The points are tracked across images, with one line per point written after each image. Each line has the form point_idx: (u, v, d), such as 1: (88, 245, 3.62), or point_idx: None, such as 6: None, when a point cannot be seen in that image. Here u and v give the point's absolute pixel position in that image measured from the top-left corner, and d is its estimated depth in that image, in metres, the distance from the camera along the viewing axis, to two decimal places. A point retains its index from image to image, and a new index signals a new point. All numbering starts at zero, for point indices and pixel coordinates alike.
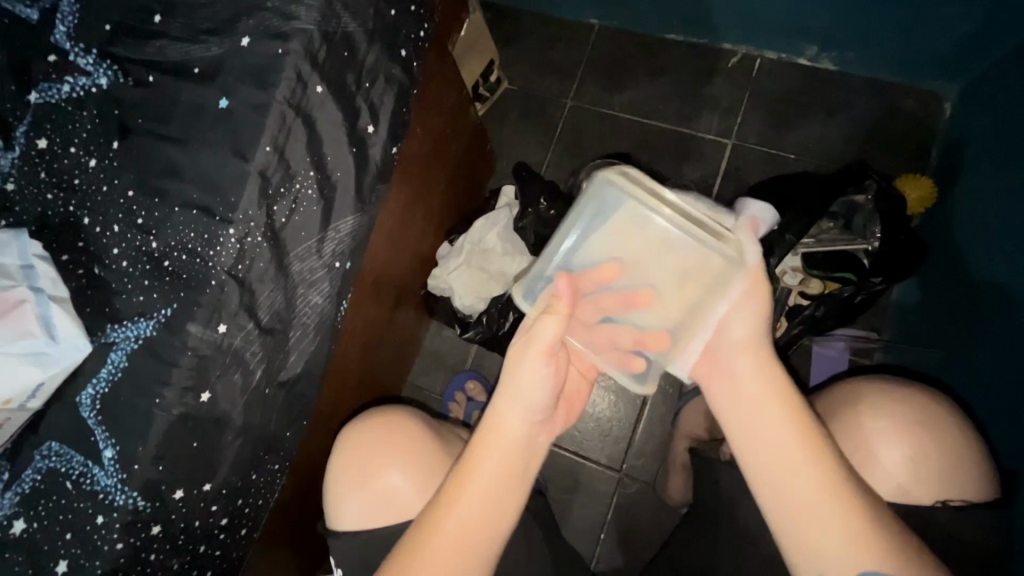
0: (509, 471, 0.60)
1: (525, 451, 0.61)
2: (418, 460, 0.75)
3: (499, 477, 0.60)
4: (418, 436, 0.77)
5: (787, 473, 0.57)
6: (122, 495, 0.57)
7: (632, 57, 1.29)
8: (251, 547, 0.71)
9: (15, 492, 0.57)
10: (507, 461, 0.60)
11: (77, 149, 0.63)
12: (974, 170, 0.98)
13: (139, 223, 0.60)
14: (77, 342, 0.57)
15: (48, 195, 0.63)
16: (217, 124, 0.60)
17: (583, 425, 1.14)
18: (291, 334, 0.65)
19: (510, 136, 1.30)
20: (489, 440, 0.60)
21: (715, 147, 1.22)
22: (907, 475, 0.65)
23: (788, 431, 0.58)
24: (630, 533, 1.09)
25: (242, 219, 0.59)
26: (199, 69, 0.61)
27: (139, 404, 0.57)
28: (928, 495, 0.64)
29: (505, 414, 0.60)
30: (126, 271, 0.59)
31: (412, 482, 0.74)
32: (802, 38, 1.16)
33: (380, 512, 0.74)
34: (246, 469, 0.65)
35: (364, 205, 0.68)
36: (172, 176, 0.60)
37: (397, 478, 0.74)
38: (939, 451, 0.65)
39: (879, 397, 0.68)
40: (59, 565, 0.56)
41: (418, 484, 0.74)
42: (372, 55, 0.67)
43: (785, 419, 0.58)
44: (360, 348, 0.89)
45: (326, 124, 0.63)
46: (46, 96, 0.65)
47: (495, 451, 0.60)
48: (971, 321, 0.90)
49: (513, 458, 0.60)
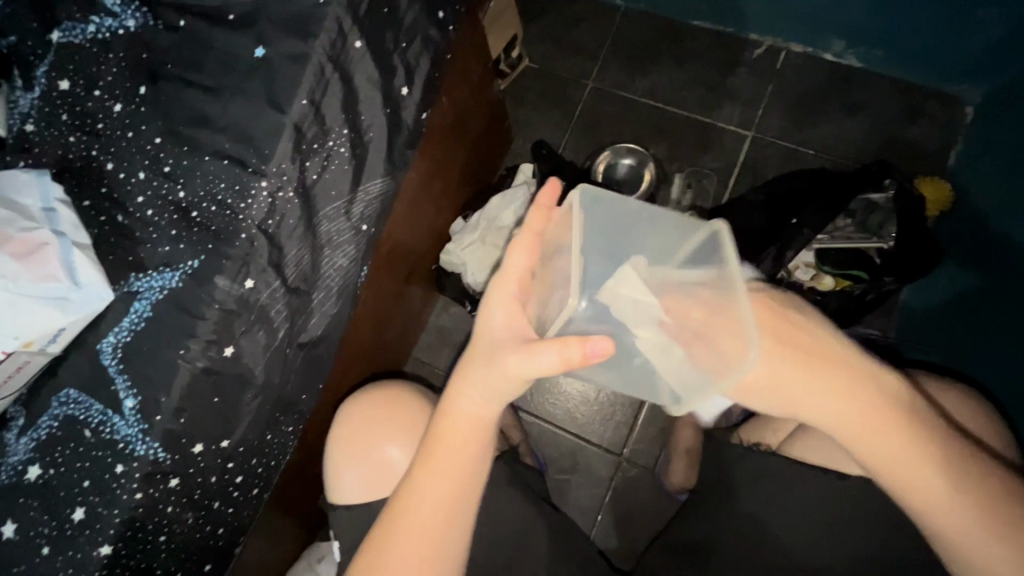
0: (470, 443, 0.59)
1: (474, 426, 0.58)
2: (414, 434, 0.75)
3: (464, 452, 0.59)
4: (415, 410, 0.77)
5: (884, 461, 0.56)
6: (143, 446, 0.56)
7: (658, 42, 1.28)
8: (262, 507, 0.71)
9: (30, 438, 0.57)
10: (461, 448, 0.59)
11: (101, 92, 0.61)
12: (995, 174, 0.98)
13: (167, 171, 0.58)
14: (98, 289, 0.56)
15: (71, 137, 0.61)
16: (252, 72, 0.58)
17: (586, 408, 1.14)
18: (315, 296, 0.64)
19: (528, 114, 1.29)
20: (453, 418, 0.58)
21: (735, 138, 1.21)
22: None
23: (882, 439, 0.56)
24: (627, 516, 1.10)
25: (275, 172, 0.57)
26: (234, 16, 0.59)
27: (161, 355, 0.56)
28: None
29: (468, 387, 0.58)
30: (151, 220, 0.58)
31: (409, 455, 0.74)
32: (831, 33, 1.15)
33: (374, 485, 0.73)
34: (264, 428, 0.64)
35: (394, 168, 0.67)
36: (201, 125, 0.58)
37: (394, 452, 0.74)
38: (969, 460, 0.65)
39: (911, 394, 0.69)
40: (76, 513, 0.55)
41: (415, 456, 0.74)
42: (411, 14, 0.65)
43: (889, 429, 0.56)
44: (372, 317, 0.88)
45: (362, 82, 0.62)
46: (70, 36, 0.62)
47: (456, 427, 0.58)
48: (985, 321, 0.91)
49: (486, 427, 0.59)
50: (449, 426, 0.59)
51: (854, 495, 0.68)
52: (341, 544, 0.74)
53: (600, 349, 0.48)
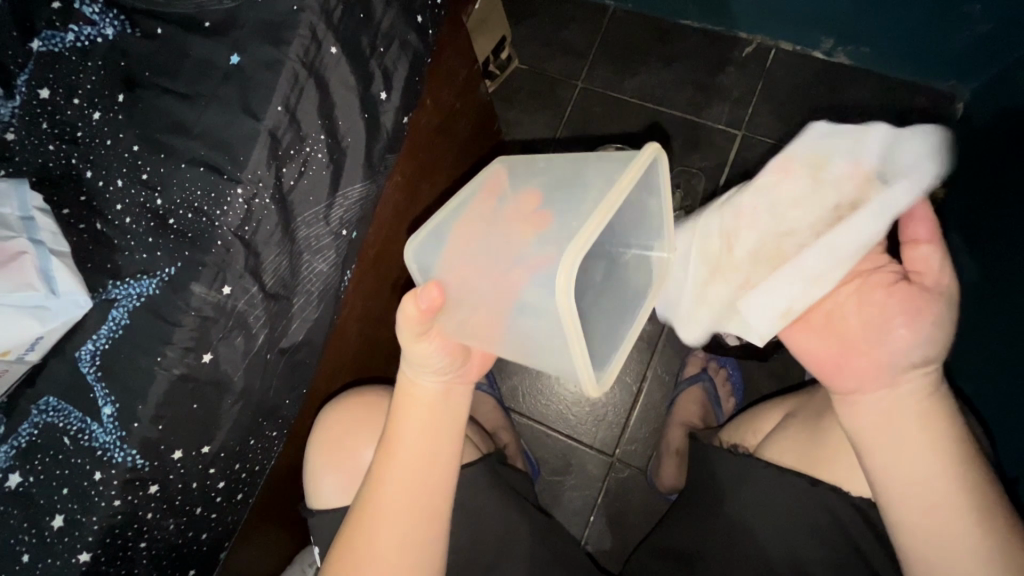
0: (432, 424, 0.62)
1: (438, 405, 0.63)
2: None
3: (426, 433, 0.62)
4: None
5: (908, 454, 0.57)
6: (121, 453, 0.56)
7: (647, 42, 1.27)
8: (246, 512, 0.71)
9: (10, 446, 0.57)
10: (420, 439, 0.62)
11: (80, 100, 0.62)
12: (984, 170, 0.98)
13: (144, 178, 0.58)
14: (76, 297, 0.56)
15: (49, 146, 0.61)
16: (226, 80, 0.58)
17: (578, 408, 1.14)
18: (295, 301, 0.64)
19: (518, 115, 1.29)
20: (410, 409, 0.62)
21: (724, 137, 1.21)
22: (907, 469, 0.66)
23: (925, 442, 0.57)
24: (619, 516, 1.10)
25: (250, 179, 0.57)
26: (210, 23, 0.60)
27: (139, 363, 0.56)
28: None
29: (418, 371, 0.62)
30: (129, 227, 0.58)
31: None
32: (819, 31, 1.14)
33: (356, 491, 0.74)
34: (245, 434, 0.64)
35: (373, 173, 0.67)
36: (177, 132, 0.58)
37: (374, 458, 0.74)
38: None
39: None
40: (55, 520, 0.56)
41: None
42: (388, 18, 0.66)
43: (930, 433, 0.57)
44: (359, 320, 0.88)
45: (338, 87, 0.62)
46: (48, 45, 0.63)
47: (414, 411, 0.62)
48: (974, 318, 0.91)
49: (444, 409, 0.63)
50: (408, 411, 0.62)
51: (837, 494, 0.68)
52: (326, 548, 0.74)
53: (427, 300, 0.55)
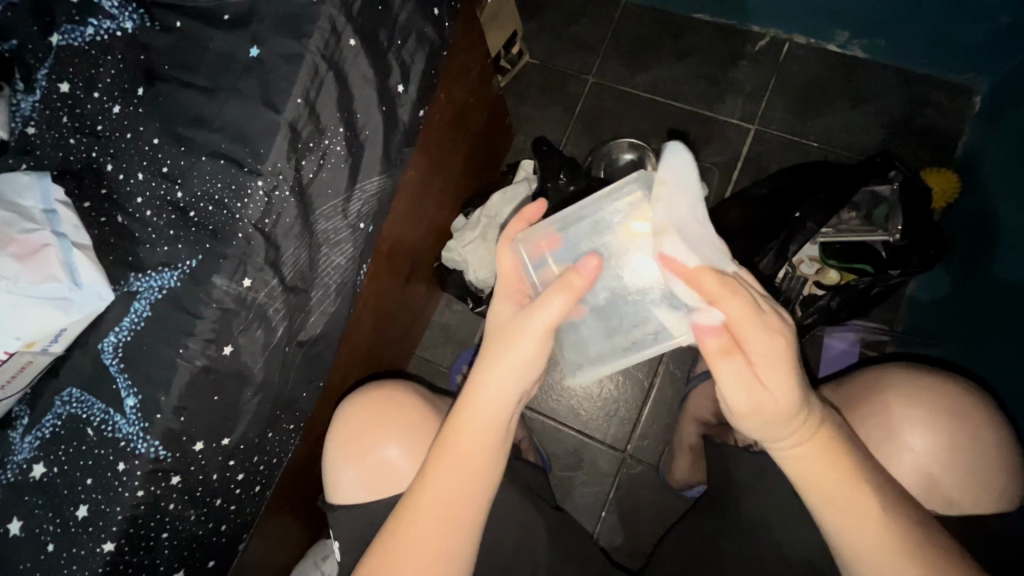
0: (490, 436, 0.60)
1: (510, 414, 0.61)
2: (414, 434, 0.75)
3: (487, 439, 0.60)
4: (413, 409, 0.77)
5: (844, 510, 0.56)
6: (143, 444, 0.56)
7: (659, 36, 1.27)
8: (265, 504, 0.71)
9: (35, 436, 0.58)
10: (471, 448, 0.59)
11: (99, 94, 0.62)
12: (1002, 164, 0.96)
13: (165, 171, 0.59)
14: (99, 290, 0.56)
15: (70, 140, 0.61)
16: (247, 72, 0.58)
17: (589, 403, 1.14)
18: (314, 294, 0.64)
19: (529, 110, 1.28)
20: (472, 413, 0.59)
21: (738, 132, 1.20)
22: (942, 456, 0.66)
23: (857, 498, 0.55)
24: (631, 512, 1.10)
25: (270, 171, 0.57)
26: (229, 15, 0.60)
27: (161, 354, 0.57)
28: (970, 488, 0.65)
29: (490, 378, 0.58)
30: (150, 220, 0.58)
31: (408, 453, 0.74)
32: (834, 23, 1.13)
33: (373, 485, 0.74)
34: (263, 426, 0.65)
35: (391, 167, 0.68)
36: (198, 125, 0.58)
37: (393, 452, 0.74)
38: (973, 456, 0.65)
39: (922, 382, 0.69)
40: (79, 510, 0.56)
41: (416, 456, 0.74)
42: (405, 11, 0.65)
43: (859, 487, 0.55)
44: (373, 315, 0.88)
45: (357, 80, 0.62)
46: (68, 39, 0.63)
47: (479, 416, 0.59)
48: (989, 314, 0.90)
49: (500, 422, 0.60)
50: (469, 414, 0.59)
51: None
52: (342, 541, 0.75)
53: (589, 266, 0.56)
